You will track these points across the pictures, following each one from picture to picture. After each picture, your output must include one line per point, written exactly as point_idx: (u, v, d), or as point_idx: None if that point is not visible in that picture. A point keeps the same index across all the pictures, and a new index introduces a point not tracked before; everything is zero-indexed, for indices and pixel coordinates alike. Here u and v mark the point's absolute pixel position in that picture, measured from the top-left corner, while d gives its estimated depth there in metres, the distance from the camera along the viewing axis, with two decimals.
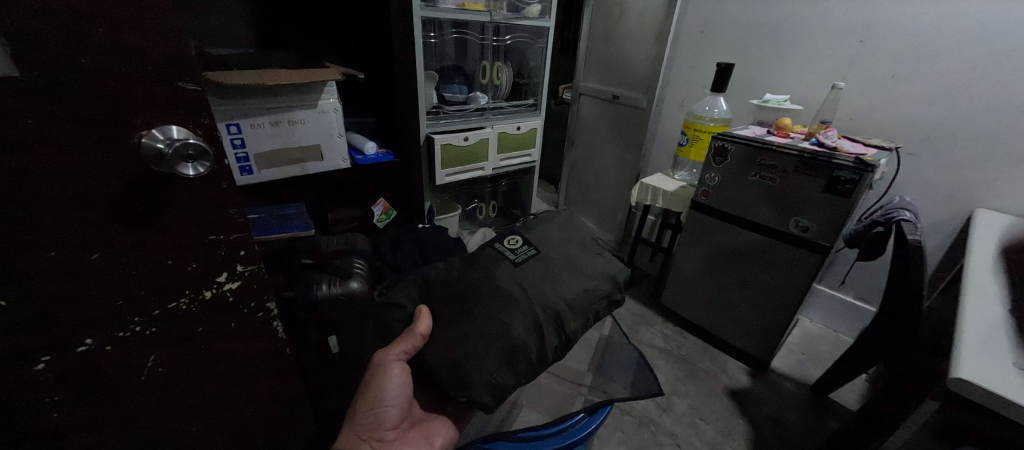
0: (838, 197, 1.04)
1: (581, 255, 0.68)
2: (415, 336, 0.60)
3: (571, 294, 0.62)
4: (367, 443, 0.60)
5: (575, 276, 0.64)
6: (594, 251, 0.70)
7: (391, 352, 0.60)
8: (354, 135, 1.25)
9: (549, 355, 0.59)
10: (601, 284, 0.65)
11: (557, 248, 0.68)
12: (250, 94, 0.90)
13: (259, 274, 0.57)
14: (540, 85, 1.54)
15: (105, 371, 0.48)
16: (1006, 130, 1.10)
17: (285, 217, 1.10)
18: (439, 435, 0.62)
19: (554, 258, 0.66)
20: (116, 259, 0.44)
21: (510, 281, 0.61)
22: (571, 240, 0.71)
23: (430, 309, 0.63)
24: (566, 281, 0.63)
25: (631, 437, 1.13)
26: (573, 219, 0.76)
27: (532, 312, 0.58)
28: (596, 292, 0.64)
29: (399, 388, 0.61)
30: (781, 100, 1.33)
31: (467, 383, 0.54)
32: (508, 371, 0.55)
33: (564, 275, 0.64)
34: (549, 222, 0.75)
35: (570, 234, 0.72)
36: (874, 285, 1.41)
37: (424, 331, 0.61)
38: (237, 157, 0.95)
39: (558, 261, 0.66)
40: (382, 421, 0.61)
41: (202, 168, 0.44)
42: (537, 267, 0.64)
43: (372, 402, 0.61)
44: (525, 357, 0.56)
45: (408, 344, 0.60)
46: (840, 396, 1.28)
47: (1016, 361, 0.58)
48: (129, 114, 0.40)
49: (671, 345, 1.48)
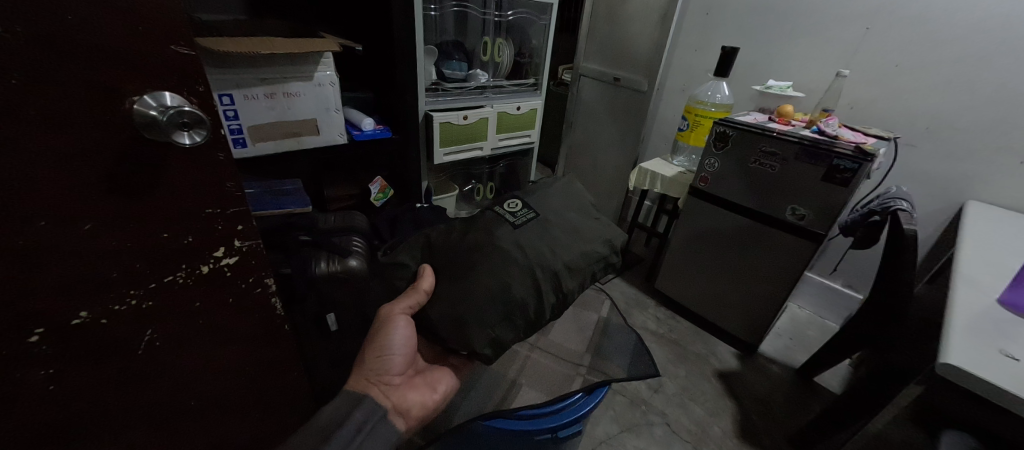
0: (836, 186, 1.04)
1: (581, 221, 0.67)
2: (419, 292, 0.61)
3: (570, 256, 0.62)
4: (376, 386, 0.59)
5: (575, 240, 0.64)
6: (593, 216, 0.70)
7: (396, 306, 0.61)
8: (351, 111, 1.21)
9: (547, 313, 0.61)
10: (599, 247, 0.65)
11: (558, 213, 0.67)
12: (242, 61, 0.87)
13: (257, 249, 0.56)
14: (541, 65, 1.51)
15: (102, 345, 0.47)
16: (1003, 123, 1.11)
17: (281, 193, 1.08)
18: (442, 382, 0.66)
19: (554, 221, 0.65)
20: (109, 230, 0.43)
21: (510, 242, 0.60)
22: (573, 208, 0.70)
23: (432, 267, 0.63)
24: (565, 244, 0.63)
25: (623, 416, 1.16)
26: (573, 185, 0.75)
27: (531, 271, 0.59)
28: (593, 254, 0.64)
29: (405, 339, 0.62)
30: (784, 87, 1.33)
31: (467, 337, 0.56)
32: (507, 326, 0.57)
33: (564, 239, 0.63)
34: (549, 187, 0.73)
35: (568, 199, 0.71)
36: (864, 273, 1.45)
37: (428, 287, 0.61)
38: (231, 129, 0.92)
39: (557, 223, 0.65)
40: (388, 367, 0.62)
41: (198, 137, 0.42)
42: (537, 229, 0.63)
43: (378, 349, 0.62)
44: (523, 314, 0.58)
45: (412, 300, 0.60)
46: (824, 379, 1.32)
47: (1004, 347, 0.60)
48: (119, 78, 0.38)
49: (663, 328, 1.51)
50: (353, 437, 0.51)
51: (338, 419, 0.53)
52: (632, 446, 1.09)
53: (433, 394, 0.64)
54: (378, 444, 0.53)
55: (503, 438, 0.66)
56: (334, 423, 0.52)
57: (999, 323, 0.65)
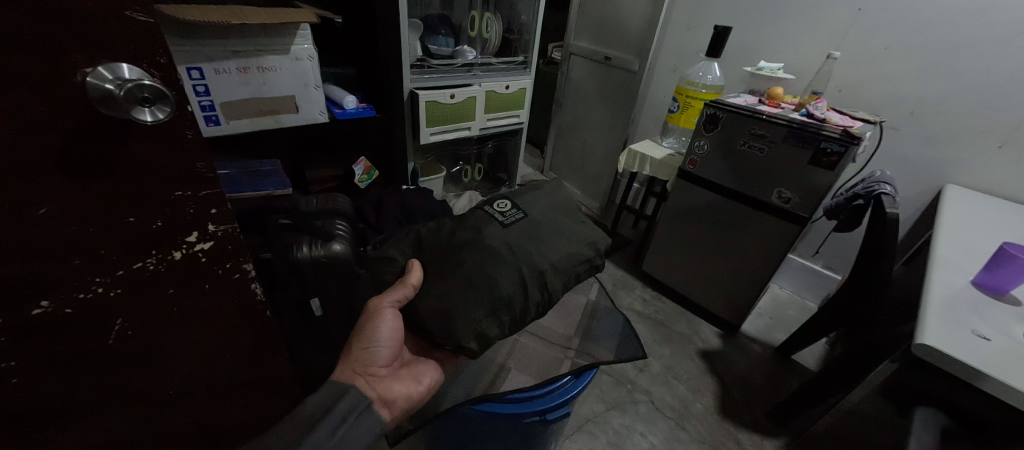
0: (822, 169, 1.05)
1: (566, 221, 0.67)
2: (407, 286, 0.59)
3: (557, 256, 0.62)
4: (361, 378, 0.58)
5: (560, 240, 0.63)
6: (578, 218, 0.69)
7: (384, 299, 0.59)
8: (332, 88, 1.15)
9: (532, 311, 0.60)
10: (583, 249, 0.65)
11: (546, 212, 0.66)
12: (211, 32, 0.81)
13: (233, 233, 0.54)
14: (530, 42, 1.46)
15: (70, 334, 0.45)
16: (986, 108, 1.12)
17: (259, 174, 1.00)
18: (427, 375, 0.64)
19: (542, 221, 0.64)
20: (67, 214, 0.39)
21: (498, 242, 0.59)
22: (558, 207, 0.69)
23: (421, 262, 0.62)
24: (552, 244, 0.62)
25: (608, 394, 1.19)
26: (560, 185, 0.74)
27: (518, 270, 0.58)
28: (579, 256, 0.64)
29: (393, 332, 0.60)
30: (775, 69, 1.31)
31: (453, 330, 0.55)
32: (493, 321, 0.56)
33: (550, 239, 0.63)
34: (536, 187, 0.72)
35: (554, 200, 0.70)
36: (845, 254, 1.49)
37: (416, 281, 0.60)
38: (202, 106, 0.87)
39: (545, 224, 0.64)
40: (374, 359, 0.60)
41: (161, 114, 0.39)
42: (525, 229, 0.62)
43: (365, 341, 0.59)
44: (510, 310, 0.57)
45: (399, 293, 0.59)
46: (802, 357, 1.37)
47: (976, 328, 0.62)
48: (67, 45, 0.34)
49: (648, 309, 1.53)
50: (336, 429, 0.51)
51: (325, 408, 0.52)
52: (618, 423, 1.12)
53: (419, 387, 0.62)
54: (362, 433, 0.53)
55: (488, 420, 0.67)
56: (320, 411, 0.52)
57: (972, 306, 0.67)
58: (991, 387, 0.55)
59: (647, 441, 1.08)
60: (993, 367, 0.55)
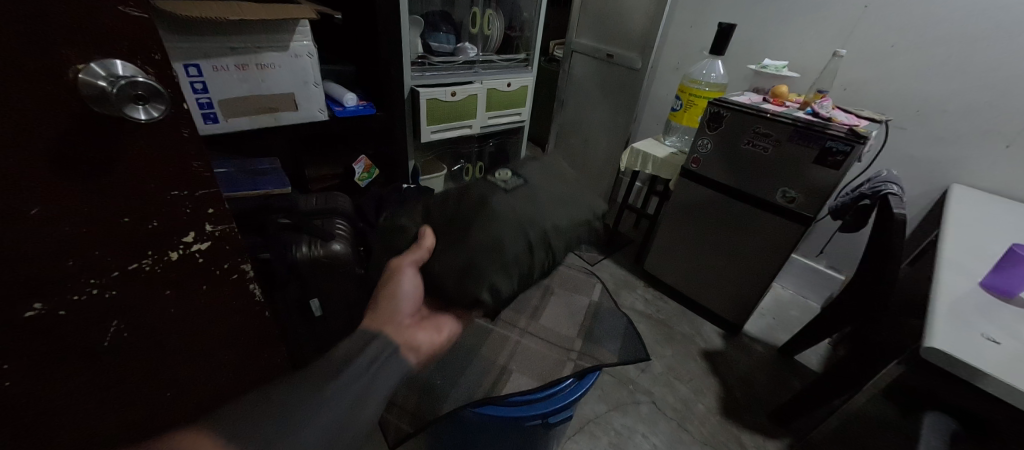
0: (827, 169, 1.04)
1: (566, 186, 0.58)
2: (422, 249, 0.51)
3: (561, 220, 0.52)
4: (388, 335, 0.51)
5: (562, 204, 0.53)
6: (578, 187, 0.60)
7: (404, 258, 0.51)
8: (331, 85, 1.14)
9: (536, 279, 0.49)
10: (587, 213, 0.55)
11: (547, 178, 0.57)
12: (208, 28, 0.80)
13: (231, 233, 0.53)
14: (532, 40, 1.45)
15: (63, 337, 0.44)
16: (994, 106, 1.11)
17: (257, 173, 1.00)
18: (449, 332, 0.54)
19: (541, 187, 0.55)
20: (59, 214, 0.38)
21: (502, 205, 0.50)
22: (555, 175, 0.60)
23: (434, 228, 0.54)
24: (554, 207, 0.52)
25: (610, 395, 1.18)
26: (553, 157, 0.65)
27: (522, 229, 0.48)
28: (582, 221, 0.54)
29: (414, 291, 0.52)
30: (779, 67, 1.30)
31: (464, 285, 0.47)
32: (505, 278, 0.47)
33: (551, 204, 0.53)
34: (533, 160, 0.63)
35: (552, 169, 0.61)
36: (849, 255, 1.48)
37: (431, 244, 0.52)
38: (199, 103, 0.86)
39: (545, 189, 0.55)
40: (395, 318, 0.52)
41: (156, 112, 0.38)
42: (524, 194, 0.52)
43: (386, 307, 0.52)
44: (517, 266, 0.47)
45: (415, 255, 0.51)
46: (805, 358, 1.36)
47: (985, 331, 0.61)
48: (57, 41, 0.33)
49: (650, 308, 1.52)
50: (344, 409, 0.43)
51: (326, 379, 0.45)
52: (620, 424, 1.11)
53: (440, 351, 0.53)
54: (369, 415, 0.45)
55: (489, 422, 0.66)
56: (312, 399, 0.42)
57: (981, 308, 0.66)
58: (999, 391, 0.54)
59: (649, 442, 1.08)
60: (1004, 370, 0.54)
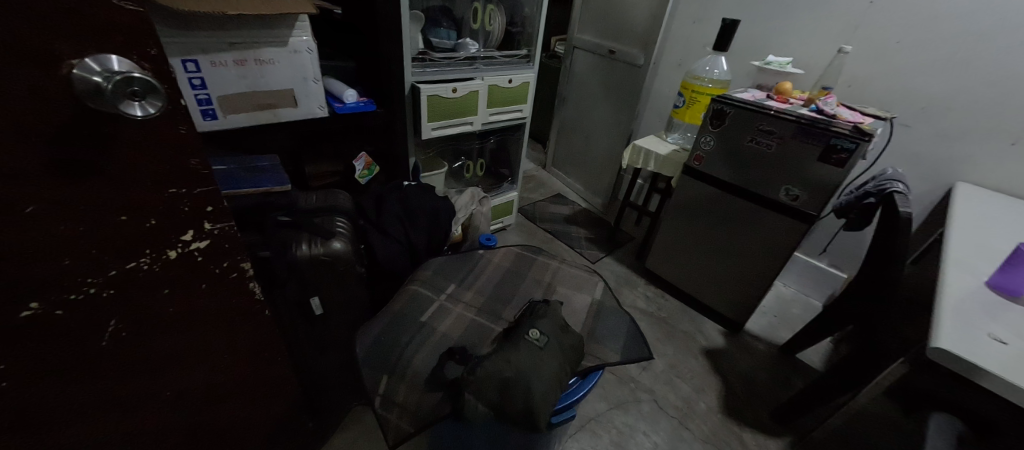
0: (831, 167, 1.03)
1: (570, 350, 0.67)
2: None
3: (568, 362, 0.66)
4: None
5: (569, 362, 0.66)
6: (575, 347, 0.69)
7: None
8: (332, 82, 1.13)
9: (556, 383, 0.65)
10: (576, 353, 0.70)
11: (561, 355, 0.65)
12: (206, 23, 0.79)
13: (230, 232, 0.52)
14: (534, 35, 1.43)
15: (60, 336, 0.43)
16: (1000, 104, 1.10)
17: (256, 170, 0.96)
18: None
19: (557, 358, 0.64)
20: (55, 212, 0.38)
21: (546, 379, 0.60)
22: (567, 356, 0.65)
23: None
24: (564, 356, 0.65)
25: (611, 393, 1.18)
26: (566, 325, 0.70)
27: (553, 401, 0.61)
28: (575, 350, 0.69)
29: None
30: (783, 64, 1.29)
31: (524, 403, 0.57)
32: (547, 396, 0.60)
33: (564, 360, 0.65)
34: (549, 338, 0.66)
35: (564, 348, 0.66)
36: (852, 253, 1.47)
37: None
38: (198, 99, 0.85)
39: (561, 358, 0.65)
40: None
41: (152, 108, 0.37)
42: (553, 366, 0.62)
43: None
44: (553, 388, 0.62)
45: None
46: (806, 356, 1.36)
47: (991, 331, 0.61)
48: (50, 36, 0.32)
49: (652, 306, 1.52)
50: None
51: None
52: (621, 422, 1.11)
53: None
54: None
55: (492, 423, 0.65)
56: None
57: (987, 307, 0.65)
58: (1004, 391, 0.54)
59: (650, 440, 1.07)
60: (1010, 371, 0.54)
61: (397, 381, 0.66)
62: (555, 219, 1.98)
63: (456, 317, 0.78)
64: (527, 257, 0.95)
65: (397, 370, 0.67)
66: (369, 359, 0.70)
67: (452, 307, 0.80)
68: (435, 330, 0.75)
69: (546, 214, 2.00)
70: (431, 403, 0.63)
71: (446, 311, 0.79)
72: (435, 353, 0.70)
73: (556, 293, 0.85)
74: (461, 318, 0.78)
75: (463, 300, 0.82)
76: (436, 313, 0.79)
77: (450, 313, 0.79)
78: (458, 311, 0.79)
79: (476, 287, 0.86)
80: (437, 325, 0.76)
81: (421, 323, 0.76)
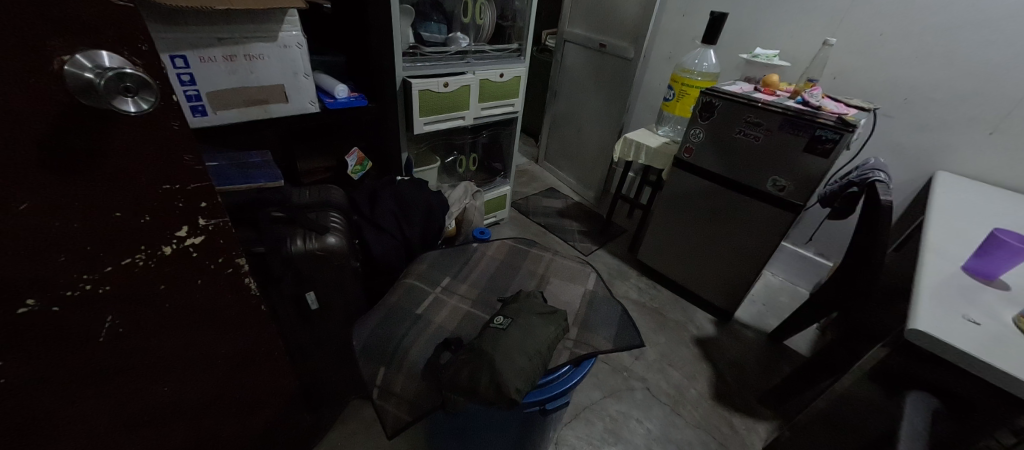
0: (817, 157, 1.06)
1: (540, 324, 0.68)
2: None
3: (546, 338, 0.67)
4: None
5: (545, 336, 0.67)
6: (551, 324, 0.70)
7: None
8: (322, 77, 1.12)
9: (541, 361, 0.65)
10: (556, 328, 0.70)
11: (530, 329, 0.66)
12: (195, 18, 0.78)
13: (224, 227, 0.52)
14: (525, 29, 1.44)
15: (56, 332, 0.43)
16: (977, 94, 1.13)
17: (249, 166, 0.96)
18: None
19: (528, 333, 0.65)
20: (51, 209, 0.38)
21: (517, 350, 0.62)
22: (536, 331, 0.67)
23: None
24: (538, 331, 0.67)
25: (605, 383, 1.20)
26: (534, 304, 0.73)
27: (532, 375, 0.62)
28: (553, 329, 0.69)
29: None
30: (770, 56, 1.31)
31: (498, 380, 0.58)
32: (522, 372, 0.60)
33: (537, 334, 0.66)
34: (514, 318, 0.69)
35: (534, 325, 0.68)
36: (837, 242, 1.51)
37: None
38: (187, 95, 0.84)
39: (531, 332, 0.66)
40: None
41: (145, 104, 0.37)
42: (519, 336, 0.64)
43: None
44: (530, 360, 0.62)
45: None
46: (793, 343, 1.39)
47: (965, 312, 0.63)
48: (40, 32, 0.32)
49: (645, 297, 1.54)
50: None
51: None
52: (615, 410, 1.13)
53: None
54: None
55: (490, 412, 0.67)
56: None
57: (961, 290, 0.68)
58: (977, 369, 0.56)
59: (644, 427, 1.10)
60: (980, 347, 0.57)
61: (395, 372, 0.67)
62: (548, 213, 1.99)
63: (452, 308, 0.79)
64: (521, 249, 0.96)
65: (394, 361, 0.68)
66: (366, 351, 0.71)
67: (448, 299, 0.81)
68: (431, 322, 0.76)
69: (540, 208, 2.01)
70: (428, 392, 0.64)
71: (442, 303, 0.80)
72: (431, 344, 0.71)
73: (549, 284, 0.87)
74: (457, 311, 0.79)
75: (458, 292, 0.83)
76: (432, 305, 0.80)
77: (445, 305, 0.80)
78: (454, 303, 0.81)
79: (470, 279, 0.87)
80: (433, 317, 0.77)
81: (417, 315, 0.77)
